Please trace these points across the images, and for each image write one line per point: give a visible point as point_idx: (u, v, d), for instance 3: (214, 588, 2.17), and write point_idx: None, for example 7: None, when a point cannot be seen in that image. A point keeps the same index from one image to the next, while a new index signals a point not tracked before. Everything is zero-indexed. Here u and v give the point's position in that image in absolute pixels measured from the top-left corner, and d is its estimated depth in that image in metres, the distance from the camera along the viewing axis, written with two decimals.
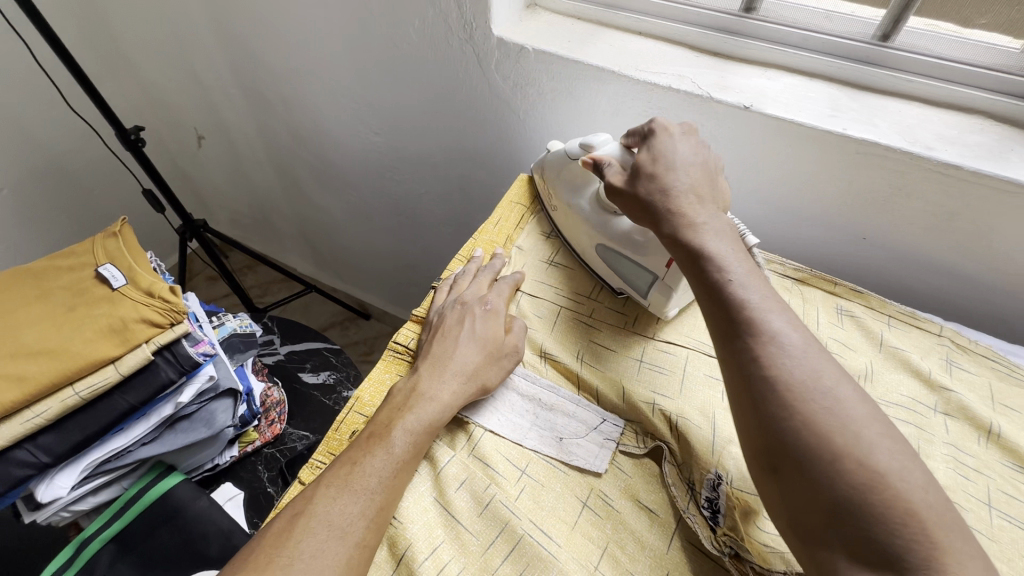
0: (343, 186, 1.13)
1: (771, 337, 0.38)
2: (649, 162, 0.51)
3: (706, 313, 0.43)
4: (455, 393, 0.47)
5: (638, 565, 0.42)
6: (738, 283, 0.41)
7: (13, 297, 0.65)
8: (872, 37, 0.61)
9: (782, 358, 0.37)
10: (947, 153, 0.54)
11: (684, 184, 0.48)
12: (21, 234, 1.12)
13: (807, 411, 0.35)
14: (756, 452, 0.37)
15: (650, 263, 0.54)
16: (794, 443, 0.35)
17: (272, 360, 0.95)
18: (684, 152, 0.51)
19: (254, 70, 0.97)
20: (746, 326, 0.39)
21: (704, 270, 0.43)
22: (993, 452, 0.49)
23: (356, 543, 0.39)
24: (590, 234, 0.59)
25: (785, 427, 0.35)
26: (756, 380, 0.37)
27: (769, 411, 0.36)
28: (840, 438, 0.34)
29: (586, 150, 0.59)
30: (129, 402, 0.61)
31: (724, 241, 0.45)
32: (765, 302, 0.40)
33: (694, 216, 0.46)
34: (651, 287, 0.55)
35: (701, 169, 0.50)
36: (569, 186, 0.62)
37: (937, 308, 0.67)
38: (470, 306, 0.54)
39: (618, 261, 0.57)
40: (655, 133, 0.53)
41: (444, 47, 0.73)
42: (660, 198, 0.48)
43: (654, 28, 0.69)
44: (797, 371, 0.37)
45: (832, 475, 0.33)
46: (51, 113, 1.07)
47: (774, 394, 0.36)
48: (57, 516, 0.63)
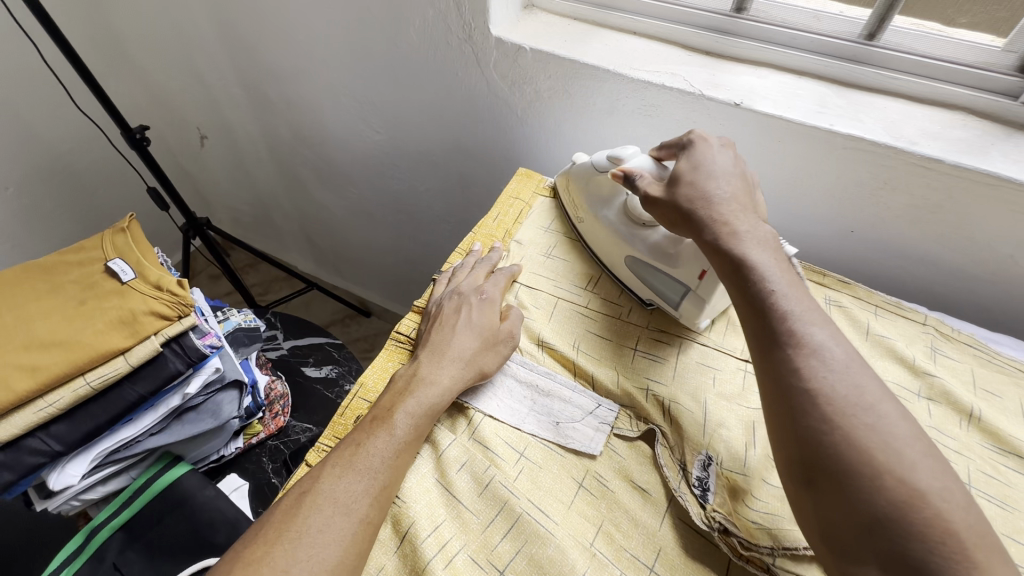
0: (344, 184, 1.14)
1: (813, 349, 0.39)
2: (690, 171, 0.52)
3: (745, 321, 0.43)
4: (453, 377, 0.49)
5: (632, 542, 0.44)
6: (779, 293, 0.42)
7: (25, 290, 0.66)
8: (859, 36, 0.62)
9: (824, 372, 0.38)
10: (930, 147, 0.56)
11: (725, 194, 0.49)
12: (28, 231, 1.14)
13: (848, 425, 0.35)
14: (790, 463, 0.37)
15: (682, 274, 0.54)
16: (833, 457, 0.35)
17: (276, 355, 0.97)
18: (723, 162, 0.52)
19: (257, 70, 0.99)
20: (787, 336, 0.40)
21: (745, 278, 0.44)
22: (974, 434, 0.51)
23: (360, 519, 0.40)
24: (619, 244, 0.60)
25: (826, 440, 0.35)
26: (796, 391, 0.38)
27: (809, 422, 0.36)
28: (881, 454, 0.34)
29: (614, 162, 0.60)
30: (139, 392, 0.62)
31: (765, 251, 0.45)
32: (805, 313, 0.41)
33: (736, 224, 0.47)
34: (683, 298, 0.55)
35: (742, 180, 0.52)
36: (597, 198, 0.63)
37: (923, 299, 0.69)
38: (467, 295, 0.56)
39: (649, 270, 0.58)
40: (694, 143, 0.54)
41: (443, 46, 0.75)
42: (702, 205, 0.49)
43: (648, 28, 0.71)
44: (840, 386, 0.37)
45: (872, 492, 0.33)
46: (57, 111, 1.09)
47: (815, 406, 0.36)
48: (67, 505, 0.65)
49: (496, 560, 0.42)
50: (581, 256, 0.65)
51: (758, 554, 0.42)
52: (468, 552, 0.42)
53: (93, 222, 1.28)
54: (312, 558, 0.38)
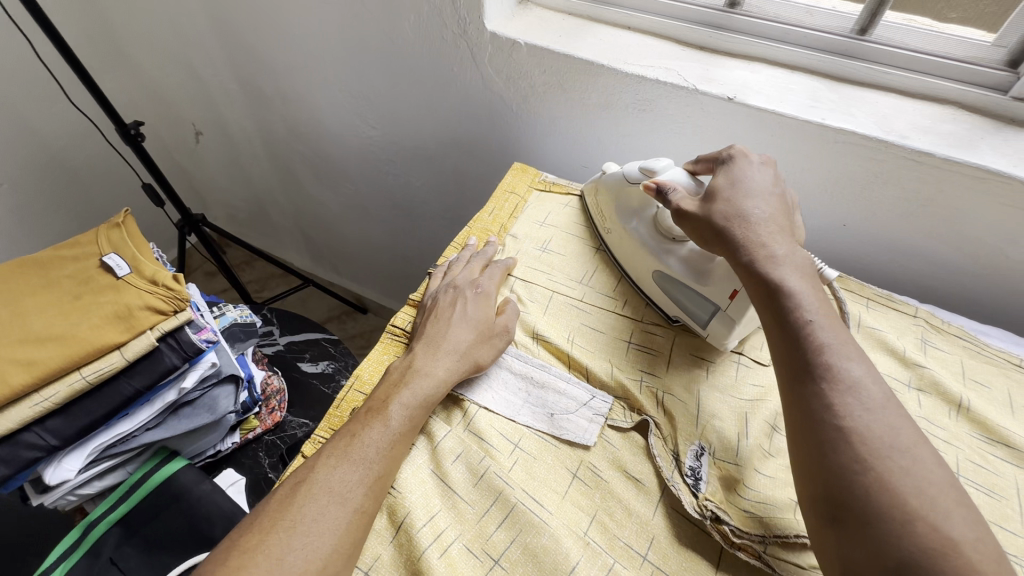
0: (340, 180, 1.14)
1: (849, 386, 0.38)
2: (728, 188, 0.51)
3: (776, 347, 0.42)
4: (448, 369, 0.49)
5: (626, 530, 0.44)
6: (815, 322, 0.41)
7: (20, 285, 0.66)
8: (851, 30, 0.63)
9: (860, 411, 0.36)
10: (920, 141, 0.56)
11: (762, 214, 0.48)
12: (23, 227, 1.14)
13: (882, 467, 0.34)
14: (815, 499, 0.36)
15: (710, 292, 0.53)
16: (863, 497, 0.34)
17: (273, 351, 0.97)
18: (762, 182, 0.51)
19: (252, 65, 0.99)
20: (823, 369, 0.39)
21: (779, 304, 0.43)
22: (963, 424, 0.51)
23: (355, 509, 0.41)
24: (645, 258, 0.58)
25: (857, 479, 0.34)
26: (828, 427, 0.37)
27: (840, 459, 0.35)
28: (915, 499, 0.33)
29: (646, 173, 0.59)
30: (134, 386, 0.62)
31: (803, 278, 0.44)
32: (842, 347, 0.40)
33: (772, 248, 0.46)
34: (712, 316, 0.53)
35: (780, 202, 0.50)
36: (628, 210, 0.61)
37: (913, 291, 0.69)
38: (463, 289, 0.57)
39: (672, 286, 0.56)
40: (735, 158, 0.53)
41: (438, 42, 0.75)
42: (738, 225, 0.48)
43: (642, 23, 0.71)
44: (875, 426, 0.36)
45: (901, 535, 0.32)
46: (52, 107, 1.09)
47: (848, 444, 0.35)
48: (64, 500, 0.65)
49: (491, 549, 0.42)
50: (576, 249, 0.65)
51: (749, 542, 0.43)
52: (464, 542, 0.42)
53: (88, 219, 1.28)
54: (307, 546, 0.38)
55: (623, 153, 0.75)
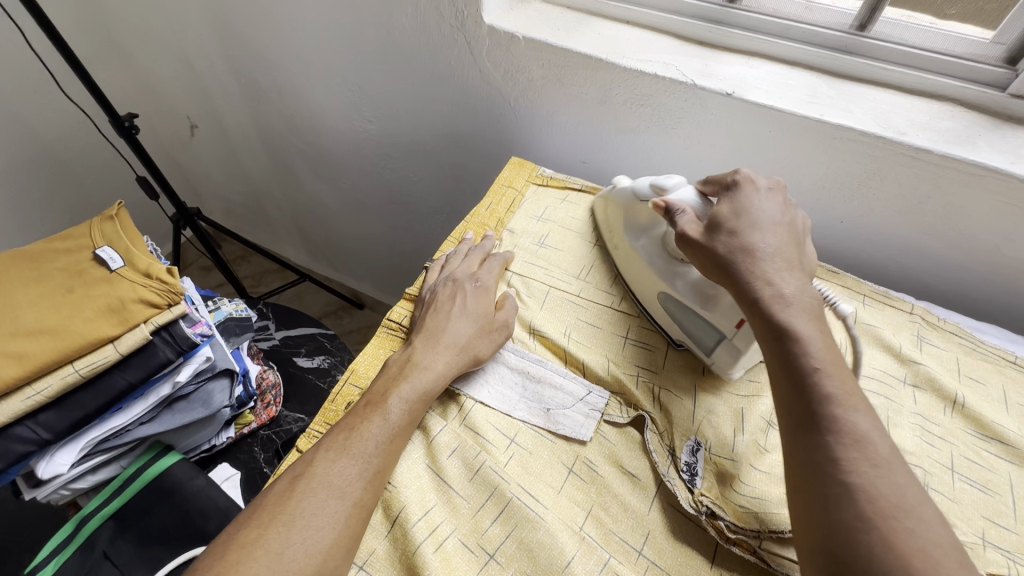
0: (337, 175, 1.14)
1: (857, 439, 0.37)
2: (733, 218, 0.49)
3: (781, 392, 0.41)
4: (448, 363, 0.49)
5: (621, 526, 0.44)
6: (824, 369, 0.40)
7: (10, 278, 0.65)
8: (850, 26, 0.63)
9: (866, 467, 0.36)
10: (918, 138, 0.56)
11: (769, 248, 0.47)
12: (15, 219, 1.13)
13: (886, 527, 0.33)
14: (815, 553, 0.35)
15: (715, 319, 0.51)
16: (866, 557, 0.32)
17: (268, 345, 0.97)
18: (769, 211, 0.50)
19: (248, 57, 0.98)
20: (829, 420, 0.38)
21: (787, 347, 0.42)
22: (958, 420, 0.52)
23: (355, 502, 0.41)
24: (652, 279, 0.56)
25: (861, 537, 0.33)
26: (832, 481, 0.36)
27: (845, 516, 0.34)
28: (920, 563, 0.31)
29: (656, 191, 0.57)
30: (128, 380, 0.62)
31: (810, 321, 0.43)
32: (850, 398, 0.39)
33: (781, 286, 0.45)
34: (718, 344, 0.51)
35: (788, 231, 0.49)
36: (637, 228, 0.59)
37: (909, 288, 0.69)
38: (462, 283, 0.56)
39: (682, 309, 0.53)
40: (739, 184, 0.52)
41: (435, 35, 0.75)
42: (743, 260, 0.46)
43: (641, 17, 0.70)
44: (880, 482, 0.35)
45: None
46: (44, 98, 1.07)
47: (852, 501, 0.34)
48: (57, 494, 0.64)
49: (486, 544, 0.42)
50: (574, 244, 0.65)
51: (745, 536, 0.43)
52: (459, 536, 0.42)
53: (81, 211, 1.26)
54: (307, 540, 0.38)
55: (622, 148, 0.74)
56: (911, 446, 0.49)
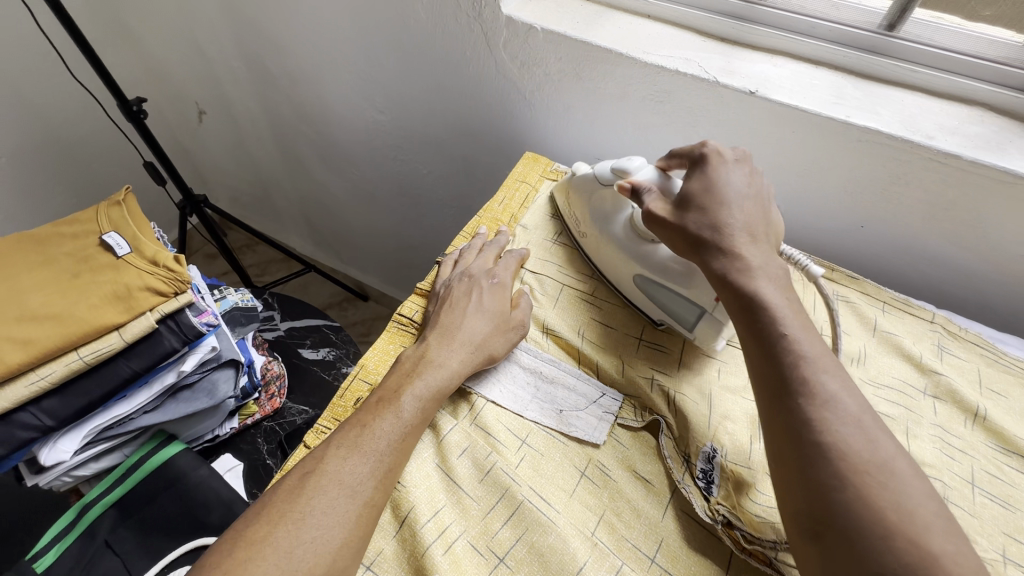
0: (345, 164, 1.12)
1: (826, 400, 0.36)
2: (702, 194, 0.49)
3: (752, 360, 0.41)
4: (463, 361, 0.48)
5: (634, 532, 0.43)
6: (792, 332, 0.40)
7: (16, 261, 0.64)
8: (879, 26, 0.61)
9: (838, 426, 0.35)
10: (947, 142, 0.55)
11: (738, 223, 0.47)
12: (21, 203, 1.12)
13: (861, 483, 0.33)
14: (795, 513, 0.35)
15: (693, 294, 0.51)
16: (841, 513, 0.33)
17: (273, 336, 0.96)
18: (737, 183, 0.49)
19: (259, 43, 0.96)
20: (800, 383, 0.38)
21: (756, 314, 0.42)
22: (979, 433, 0.51)
23: (366, 501, 0.40)
24: (624, 263, 0.56)
25: (836, 494, 0.33)
26: (807, 443, 0.35)
27: (820, 475, 0.34)
28: (894, 516, 0.32)
29: (619, 174, 0.57)
30: (133, 368, 0.61)
31: (778, 288, 0.43)
32: (819, 359, 0.39)
33: (750, 257, 0.45)
34: (699, 320, 0.51)
35: (755, 204, 0.49)
36: (601, 214, 0.59)
37: (928, 296, 0.68)
38: (478, 279, 0.55)
39: (658, 288, 0.54)
40: (708, 158, 0.51)
41: (452, 24, 0.73)
42: (711, 235, 0.46)
43: (663, 12, 0.69)
44: (852, 439, 0.35)
45: (886, 553, 0.31)
46: (53, 80, 1.06)
47: (826, 459, 0.34)
48: (59, 481, 0.64)
49: (497, 547, 0.41)
50: None
51: (761, 548, 0.42)
52: (469, 539, 0.42)
53: (87, 195, 1.25)
54: (318, 539, 0.37)
55: (639, 145, 0.73)
56: (931, 458, 0.48)
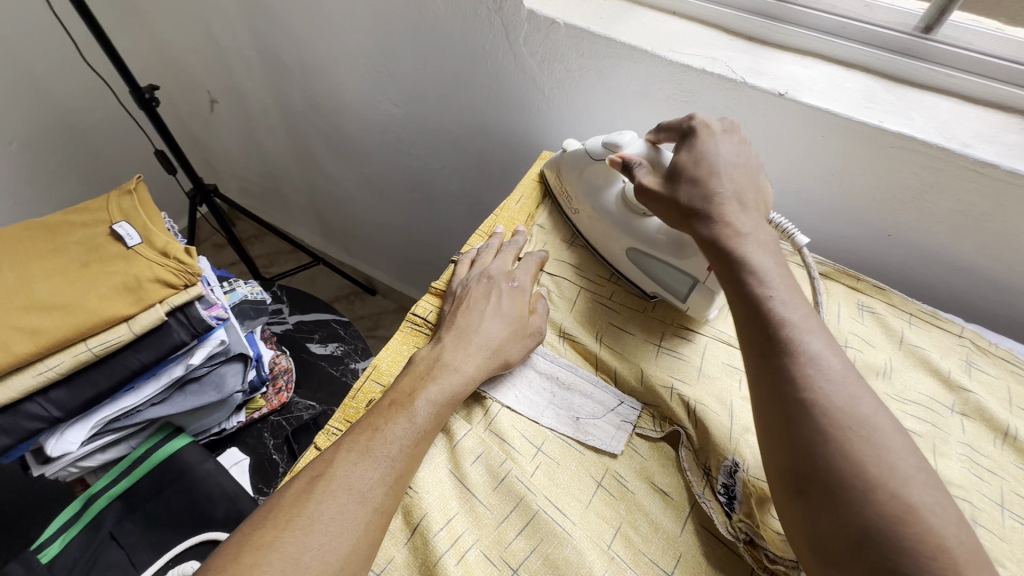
0: (357, 157, 1.11)
1: (810, 358, 0.38)
2: (691, 166, 0.49)
3: (739, 322, 0.43)
4: (478, 368, 0.47)
5: (652, 547, 0.42)
6: (778, 295, 0.42)
7: (24, 248, 0.64)
8: (915, 28, 0.59)
9: (822, 383, 0.37)
10: (984, 151, 0.53)
11: (729, 192, 0.47)
12: (32, 189, 1.11)
13: (844, 438, 0.35)
14: (782, 471, 0.37)
15: (687, 265, 0.53)
16: (824, 467, 0.35)
17: (281, 329, 0.95)
18: (726, 153, 0.49)
19: (273, 33, 0.95)
20: (785, 343, 0.39)
21: (745, 281, 0.43)
22: (1008, 453, 0.49)
23: (375, 508, 0.39)
24: (615, 238, 0.58)
25: (820, 451, 0.35)
26: (791, 401, 0.37)
27: (803, 432, 0.36)
28: (875, 469, 0.33)
29: (610, 148, 0.58)
30: (141, 360, 0.61)
31: (766, 253, 0.44)
32: (802, 321, 0.40)
33: (739, 224, 0.46)
34: (691, 290, 0.54)
35: (744, 172, 0.49)
36: (592, 189, 0.60)
37: (954, 309, 0.67)
38: (497, 280, 0.54)
39: (653, 260, 0.56)
40: (696, 131, 0.51)
41: (471, 18, 0.71)
42: (702, 204, 0.47)
43: (689, 9, 0.67)
44: (834, 397, 0.36)
45: (863, 503, 0.33)
46: (66, 66, 1.06)
47: (808, 416, 0.36)
48: (64, 471, 0.63)
49: (510, 557, 0.40)
50: None
51: (783, 567, 0.41)
52: (481, 548, 0.40)
53: (97, 183, 1.25)
54: (325, 546, 0.36)
55: None
56: (960, 478, 0.47)
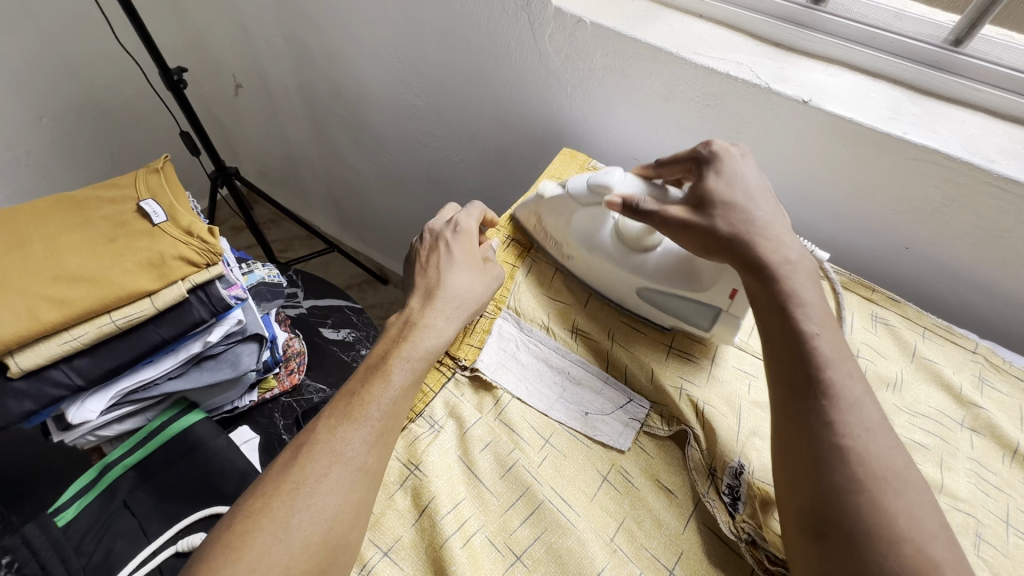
0: (376, 147, 1.12)
1: (851, 405, 0.38)
2: (724, 189, 0.48)
3: (775, 355, 0.42)
4: (448, 320, 0.49)
5: (654, 543, 0.43)
6: (821, 334, 0.41)
7: (55, 221, 0.65)
8: (944, 40, 0.59)
9: (861, 432, 0.36)
10: (1008, 167, 0.53)
11: (766, 216, 0.47)
12: (60, 164, 1.14)
13: (875, 491, 0.34)
14: (800, 511, 0.36)
15: (708, 296, 0.52)
16: (852, 515, 0.34)
17: (295, 313, 0.97)
18: (754, 176, 0.50)
19: (301, 20, 0.96)
20: (825, 385, 0.38)
21: (788, 315, 0.42)
22: (1016, 471, 0.49)
23: (359, 466, 0.39)
24: (625, 279, 0.55)
25: (852, 499, 0.34)
26: (827, 444, 0.36)
27: (836, 477, 0.35)
28: (904, 523, 0.33)
29: (599, 191, 0.54)
30: (162, 335, 0.62)
31: (810, 286, 0.44)
32: (840, 364, 0.40)
33: (786, 251, 0.45)
34: (714, 321, 0.52)
35: (773, 194, 0.50)
36: (584, 234, 0.57)
37: (969, 324, 0.66)
38: (442, 231, 0.55)
39: (669, 297, 0.54)
40: (720, 156, 0.51)
41: (498, 13, 0.72)
42: (745, 229, 0.46)
43: (716, 13, 0.67)
44: (873, 448, 0.36)
45: (888, 556, 0.32)
46: (98, 44, 1.08)
47: (844, 463, 0.35)
48: (83, 439, 0.65)
49: (514, 544, 0.41)
50: None
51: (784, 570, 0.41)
52: (487, 533, 0.41)
53: (122, 161, 1.27)
54: (312, 507, 0.37)
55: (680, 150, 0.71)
56: (966, 493, 0.47)
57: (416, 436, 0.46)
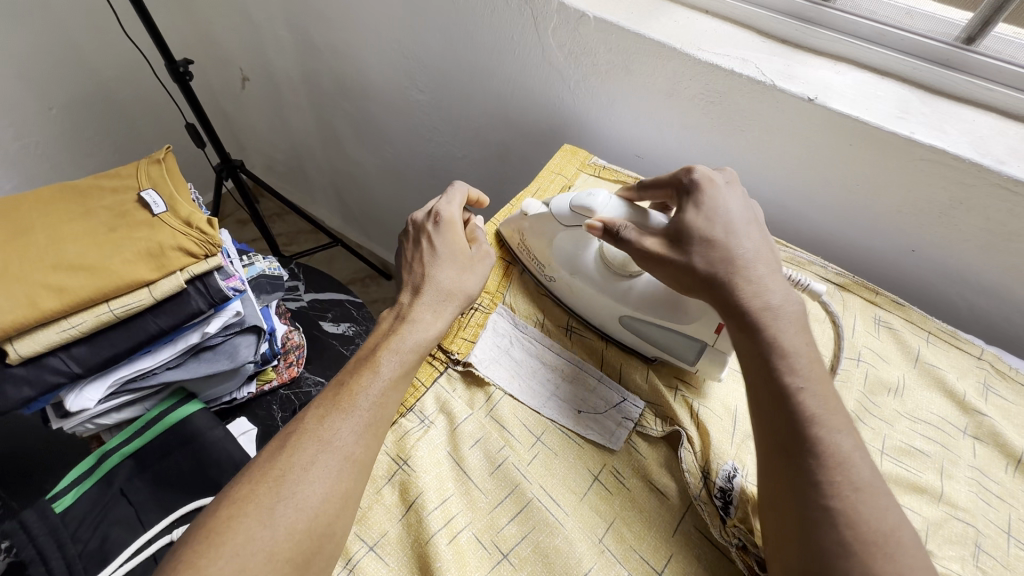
0: (381, 141, 1.12)
1: (842, 460, 0.36)
2: (705, 224, 0.46)
3: (761, 408, 0.40)
4: (436, 314, 0.48)
5: (643, 544, 0.42)
6: (807, 389, 0.39)
7: (57, 210, 0.66)
8: (956, 38, 0.58)
9: (849, 491, 0.35)
10: (1017, 169, 0.51)
11: (751, 255, 0.45)
12: (67, 155, 1.15)
13: (866, 556, 0.33)
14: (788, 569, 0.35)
15: (694, 329, 0.49)
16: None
17: (295, 306, 0.97)
18: (737, 209, 0.47)
19: (306, 13, 0.96)
20: (812, 442, 0.37)
21: (771, 366, 0.40)
22: (1019, 481, 0.48)
23: (347, 457, 0.39)
24: (608, 306, 0.53)
25: (840, 564, 0.33)
26: (815, 504, 0.35)
27: (825, 540, 0.34)
28: None
29: (583, 214, 0.52)
30: (159, 324, 0.62)
31: (795, 334, 0.42)
32: (832, 416, 0.38)
33: (767, 296, 0.43)
34: (699, 355, 0.50)
35: (758, 228, 0.47)
36: (566, 256, 0.55)
37: (977, 329, 0.65)
38: (424, 224, 0.54)
39: (654, 327, 0.51)
40: (702, 185, 0.48)
41: (501, 9, 0.72)
42: (724, 270, 0.44)
43: (722, 8, 0.66)
44: (864, 509, 0.35)
45: None
46: (107, 37, 1.09)
47: (832, 526, 0.34)
48: (83, 427, 0.66)
49: (501, 542, 0.41)
50: None
51: None
52: (474, 531, 0.41)
53: (129, 153, 1.28)
54: (299, 495, 0.37)
55: (683, 147, 0.70)
56: (966, 501, 0.46)
57: (405, 430, 0.46)
